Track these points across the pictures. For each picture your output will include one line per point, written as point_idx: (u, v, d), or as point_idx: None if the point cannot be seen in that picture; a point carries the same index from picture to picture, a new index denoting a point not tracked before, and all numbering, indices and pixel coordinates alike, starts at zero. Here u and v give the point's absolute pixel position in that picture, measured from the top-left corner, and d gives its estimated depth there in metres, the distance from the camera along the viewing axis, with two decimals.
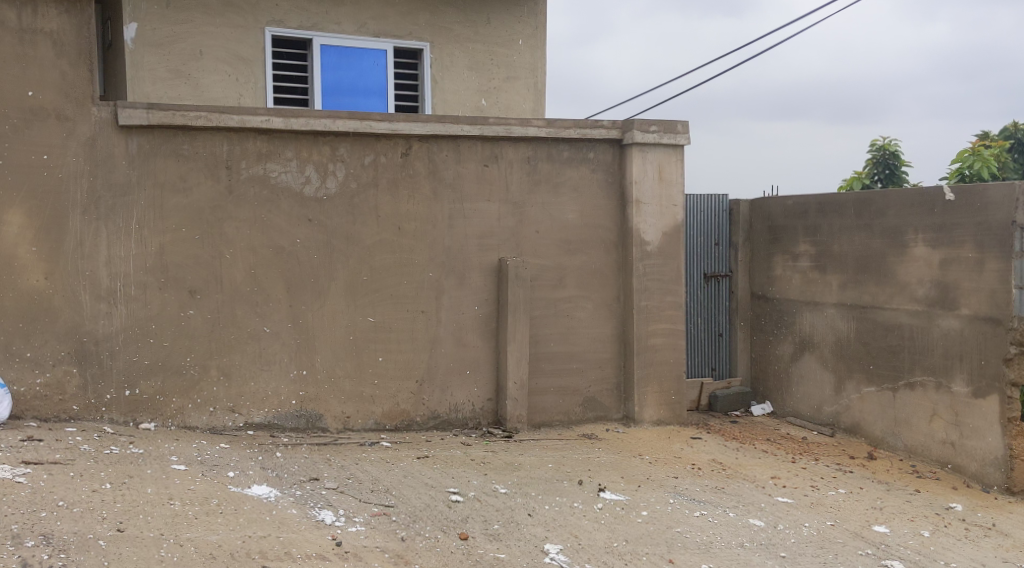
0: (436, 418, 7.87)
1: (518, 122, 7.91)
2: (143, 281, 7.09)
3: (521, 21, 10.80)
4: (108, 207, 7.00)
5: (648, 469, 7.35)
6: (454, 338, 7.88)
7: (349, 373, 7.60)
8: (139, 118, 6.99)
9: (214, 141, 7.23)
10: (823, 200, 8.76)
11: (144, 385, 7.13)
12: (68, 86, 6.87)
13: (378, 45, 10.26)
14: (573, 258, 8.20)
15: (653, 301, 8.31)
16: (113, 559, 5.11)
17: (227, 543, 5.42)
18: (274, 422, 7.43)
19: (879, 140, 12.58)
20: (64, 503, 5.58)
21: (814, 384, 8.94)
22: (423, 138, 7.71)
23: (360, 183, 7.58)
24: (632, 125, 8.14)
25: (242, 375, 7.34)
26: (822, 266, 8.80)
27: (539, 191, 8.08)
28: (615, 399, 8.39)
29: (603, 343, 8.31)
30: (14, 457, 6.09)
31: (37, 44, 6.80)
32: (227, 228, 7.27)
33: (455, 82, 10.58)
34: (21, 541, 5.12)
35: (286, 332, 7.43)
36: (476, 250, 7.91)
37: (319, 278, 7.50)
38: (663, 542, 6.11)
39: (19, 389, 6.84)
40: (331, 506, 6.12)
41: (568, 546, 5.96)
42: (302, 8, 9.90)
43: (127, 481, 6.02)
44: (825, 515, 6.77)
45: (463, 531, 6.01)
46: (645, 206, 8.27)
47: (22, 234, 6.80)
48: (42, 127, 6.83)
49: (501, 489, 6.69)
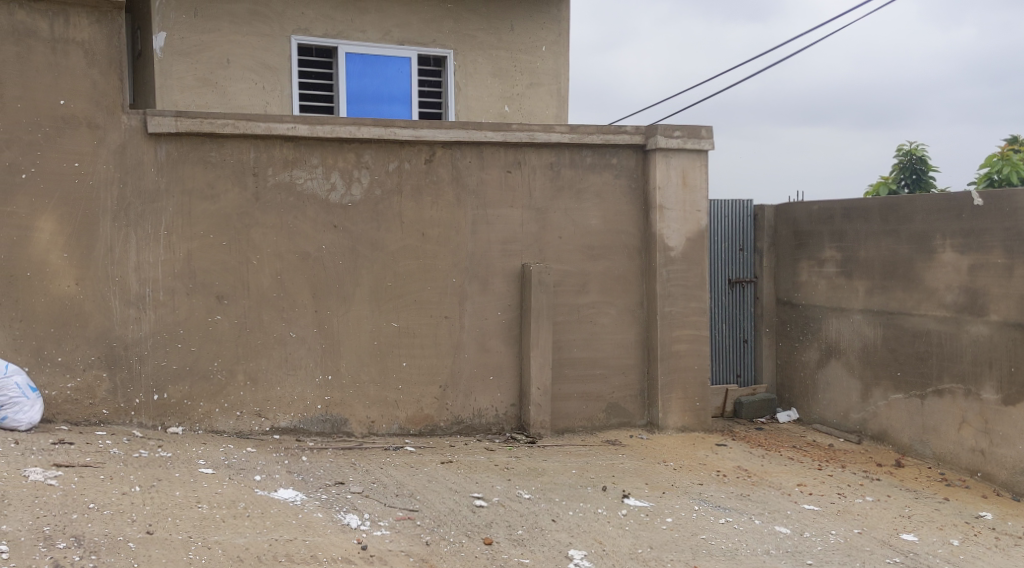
0: (459, 423, 7.89)
1: (540, 129, 7.94)
2: (172, 287, 7.15)
3: (544, 27, 10.83)
4: (137, 213, 7.06)
5: (673, 476, 7.34)
6: (477, 344, 7.90)
7: (373, 379, 7.64)
8: (168, 126, 7.06)
9: (241, 148, 7.29)
10: (849, 205, 8.73)
11: (173, 390, 7.17)
12: (100, 95, 6.95)
13: (402, 52, 10.30)
14: (597, 263, 8.21)
15: (676, 307, 8.31)
16: (143, 560, 5.16)
17: (255, 546, 5.47)
18: (299, 426, 7.47)
19: (905, 145, 12.49)
20: (95, 506, 5.62)
21: (840, 391, 8.88)
22: (447, 144, 7.75)
23: (384, 190, 7.62)
24: (655, 131, 8.15)
25: (268, 380, 7.39)
26: (849, 272, 8.76)
27: (562, 196, 8.10)
28: (639, 405, 8.39)
29: (626, 349, 8.31)
30: (46, 460, 6.12)
31: (69, 54, 6.87)
32: (255, 234, 7.33)
33: (478, 89, 10.62)
34: (53, 543, 5.16)
35: (311, 337, 7.48)
36: (499, 255, 7.94)
37: (344, 284, 7.54)
38: (688, 549, 6.10)
39: (50, 393, 6.88)
40: (356, 510, 6.15)
41: (592, 552, 5.96)
42: (327, 16, 9.96)
43: (156, 484, 6.07)
44: (853, 523, 6.73)
45: (488, 536, 6.03)
46: (669, 212, 8.28)
47: (54, 239, 6.87)
48: (73, 136, 6.90)
49: (524, 495, 6.69)
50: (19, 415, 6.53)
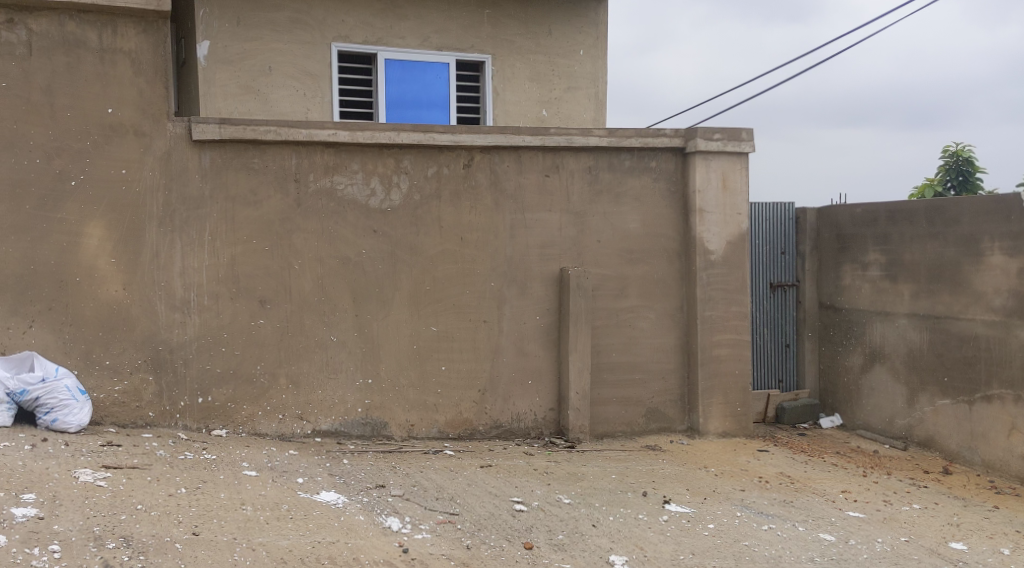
0: (499, 427, 7.89)
1: (579, 132, 7.92)
2: (216, 291, 7.21)
3: (582, 30, 10.82)
4: (183, 219, 7.14)
5: (715, 482, 7.29)
6: (516, 348, 7.90)
7: (413, 383, 7.66)
8: (212, 133, 7.13)
9: (283, 154, 7.35)
10: (894, 207, 8.64)
11: (216, 393, 7.24)
12: (146, 103, 7.03)
13: (440, 58, 10.33)
14: (636, 267, 8.18)
15: (717, 311, 8.26)
16: (189, 561, 5.21)
17: (298, 548, 5.50)
18: (340, 429, 7.51)
19: (951, 147, 12.34)
20: (143, 506, 5.68)
21: (884, 397, 8.78)
22: (486, 149, 7.77)
23: (423, 195, 7.65)
24: (695, 134, 8.12)
25: (310, 384, 7.44)
26: (893, 275, 8.67)
27: (601, 200, 8.08)
28: (679, 409, 8.34)
29: (666, 353, 8.27)
30: (94, 461, 6.20)
31: (116, 63, 6.96)
32: (296, 239, 7.38)
33: (517, 93, 10.63)
34: (103, 543, 5.23)
35: (351, 341, 7.52)
36: (537, 259, 7.93)
37: (384, 288, 7.58)
38: (731, 556, 6.05)
39: (98, 396, 6.96)
40: (397, 513, 6.17)
41: (633, 558, 5.94)
42: (367, 23, 10.02)
43: (201, 486, 6.13)
44: (900, 530, 6.64)
45: (528, 540, 6.02)
46: (709, 215, 8.24)
47: (102, 245, 6.96)
48: (120, 143, 6.99)
49: (565, 499, 6.68)
50: (68, 417, 6.62)
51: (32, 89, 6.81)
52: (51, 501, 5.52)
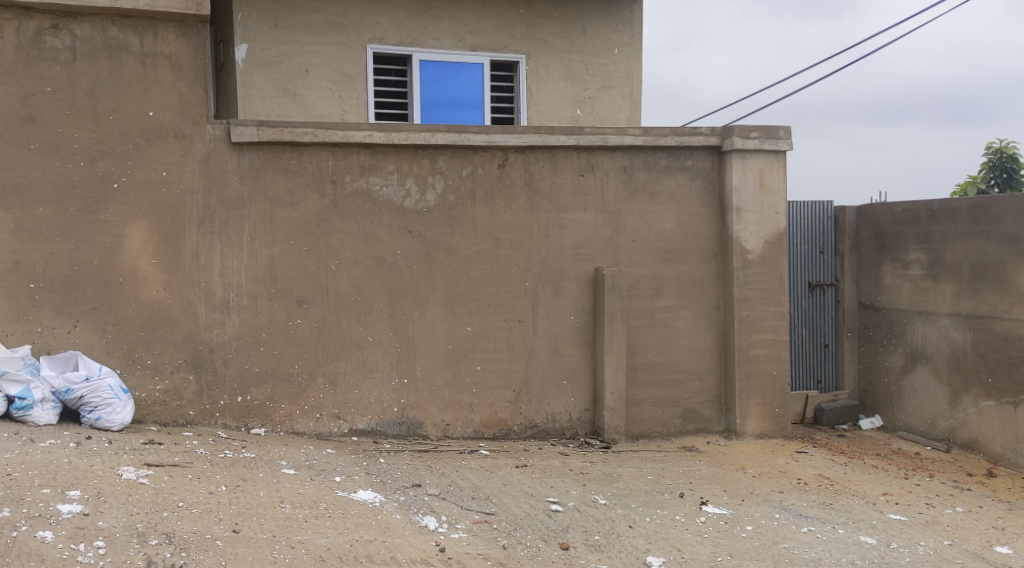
0: (534, 427, 7.87)
1: (614, 131, 7.89)
2: (254, 291, 7.26)
3: (616, 29, 10.78)
4: (222, 221, 7.19)
5: (753, 483, 7.23)
6: (552, 348, 7.88)
7: (448, 383, 7.67)
8: (250, 136, 7.18)
9: (320, 156, 7.39)
10: (935, 206, 8.54)
11: (255, 392, 7.28)
12: (186, 106, 7.09)
13: (475, 58, 10.33)
14: (672, 267, 8.13)
15: (755, 311, 8.20)
16: (230, 559, 5.25)
17: (336, 546, 5.53)
18: (376, 428, 7.53)
19: (994, 144, 12.17)
20: (184, 504, 5.73)
21: (926, 398, 8.67)
22: (520, 148, 7.76)
23: (458, 195, 7.65)
24: (732, 132, 8.07)
25: (347, 383, 7.47)
26: (935, 275, 8.57)
27: (636, 200, 8.04)
28: (716, 410, 8.28)
29: (703, 354, 8.22)
30: (137, 459, 6.27)
31: (157, 67, 7.03)
32: (333, 240, 7.41)
33: (551, 93, 10.61)
34: (146, 539, 5.27)
35: (387, 341, 7.54)
36: (572, 259, 7.91)
37: (420, 288, 7.59)
38: (769, 558, 6.00)
39: (141, 395, 7.03)
40: (433, 512, 6.18)
41: (671, 559, 5.90)
42: (402, 25, 10.04)
43: (241, 483, 6.17)
44: (943, 534, 6.56)
45: (564, 541, 6.01)
46: (746, 214, 8.18)
47: (144, 247, 7.03)
48: (161, 146, 7.06)
49: (601, 500, 6.65)
50: (111, 416, 6.68)
51: (76, 92, 6.90)
52: (96, 497, 5.59)
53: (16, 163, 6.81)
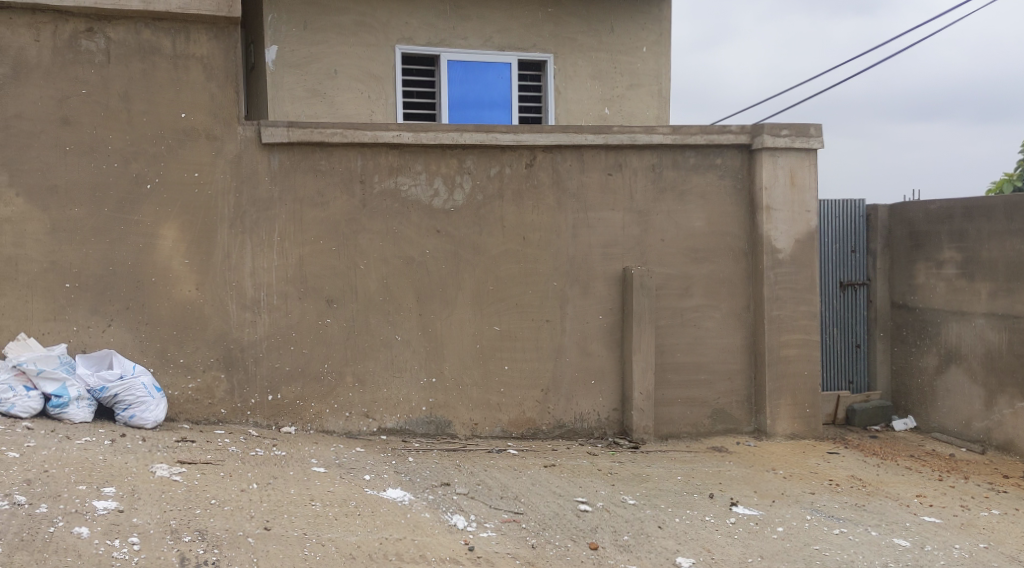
0: (562, 426, 7.85)
1: (642, 130, 7.86)
2: (285, 291, 7.29)
3: (645, 27, 10.73)
4: (253, 221, 7.23)
5: (784, 484, 7.17)
6: (580, 348, 7.86)
7: (476, 382, 7.67)
8: (280, 136, 7.20)
9: (349, 156, 7.40)
10: (969, 204, 8.44)
11: (286, 391, 7.31)
12: (217, 107, 7.12)
13: (502, 58, 10.32)
14: (701, 266, 8.08)
15: (786, 311, 8.14)
16: (262, 556, 5.27)
17: (366, 544, 5.54)
18: (405, 427, 7.54)
19: None
20: (217, 501, 5.76)
21: (961, 399, 8.57)
22: (548, 147, 7.74)
23: (486, 195, 7.65)
24: (762, 130, 8.01)
25: (375, 382, 7.48)
26: (969, 274, 8.47)
27: (664, 199, 8.00)
28: (746, 411, 8.23)
29: (732, 354, 8.16)
30: (170, 456, 6.31)
31: (189, 69, 7.07)
32: (362, 239, 7.43)
33: (579, 91, 10.58)
34: (179, 536, 5.30)
35: (416, 340, 7.54)
36: (600, 259, 7.88)
37: (448, 287, 7.59)
38: (801, 559, 5.96)
39: (173, 393, 7.07)
40: (462, 511, 6.18)
41: (701, 560, 5.87)
42: (430, 25, 10.05)
43: (272, 481, 6.19)
44: (978, 537, 6.47)
45: (593, 540, 5.99)
46: (777, 213, 8.12)
47: (176, 247, 7.07)
48: (193, 147, 7.10)
49: (630, 500, 6.63)
50: (145, 413, 6.72)
51: (111, 95, 6.95)
52: (130, 494, 5.63)
53: (52, 165, 6.88)
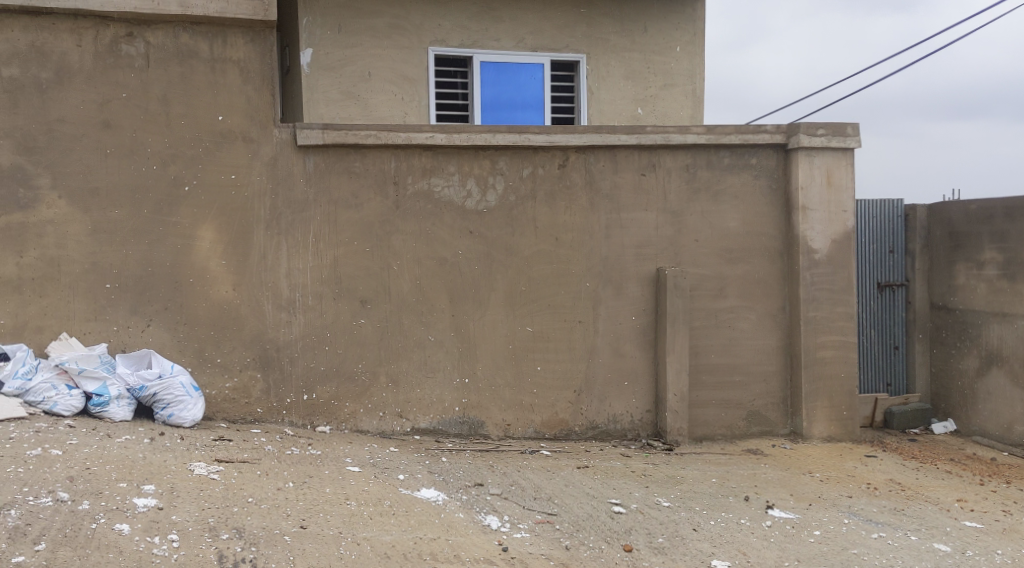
0: (596, 428, 7.82)
1: (677, 130, 7.81)
2: (319, 291, 7.31)
3: (678, 27, 10.67)
4: (288, 222, 7.26)
5: (820, 488, 7.10)
6: (614, 349, 7.82)
7: (509, 383, 7.65)
8: (315, 138, 7.23)
9: (383, 158, 7.42)
10: (1011, 204, 8.33)
11: (320, 390, 7.34)
12: (253, 109, 7.16)
13: (535, 59, 10.30)
14: (735, 267, 8.02)
15: (823, 312, 8.06)
16: (299, 554, 5.28)
17: (401, 544, 5.54)
18: (439, 427, 7.54)
19: None
20: (254, 500, 5.79)
21: (1003, 402, 8.45)
22: (581, 148, 7.71)
23: (519, 196, 7.63)
24: (798, 130, 7.94)
25: (409, 382, 7.49)
26: (1011, 275, 8.36)
27: (699, 199, 7.95)
28: (781, 413, 8.15)
29: (768, 355, 8.09)
30: (208, 455, 6.35)
31: (226, 72, 7.12)
32: (396, 240, 7.44)
33: (612, 92, 10.53)
34: (217, 534, 5.33)
35: (449, 341, 7.54)
36: (634, 259, 7.84)
37: (482, 288, 7.59)
38: (838, 563, 5.89)
39: (211, 393, 7.12)
40: (496, 511, 6.17)
41: (736, 562, 5.82)
42: (464, 27, 10.06)
43: (307, 480, 6.21)
44: (1020, 542, 6.37)
45: (628, 542, 5.95)
46: (813, 213, 8.04)
47: (214, 247, 7.12)
48: (230, 149, 7.14)
49: (664, 502, 6.58)
50: (183, 412, 6.77)
51: (149, 98, 7.01)
52: (169, 492, 5.67)
53: (93, 168, 6.94)
